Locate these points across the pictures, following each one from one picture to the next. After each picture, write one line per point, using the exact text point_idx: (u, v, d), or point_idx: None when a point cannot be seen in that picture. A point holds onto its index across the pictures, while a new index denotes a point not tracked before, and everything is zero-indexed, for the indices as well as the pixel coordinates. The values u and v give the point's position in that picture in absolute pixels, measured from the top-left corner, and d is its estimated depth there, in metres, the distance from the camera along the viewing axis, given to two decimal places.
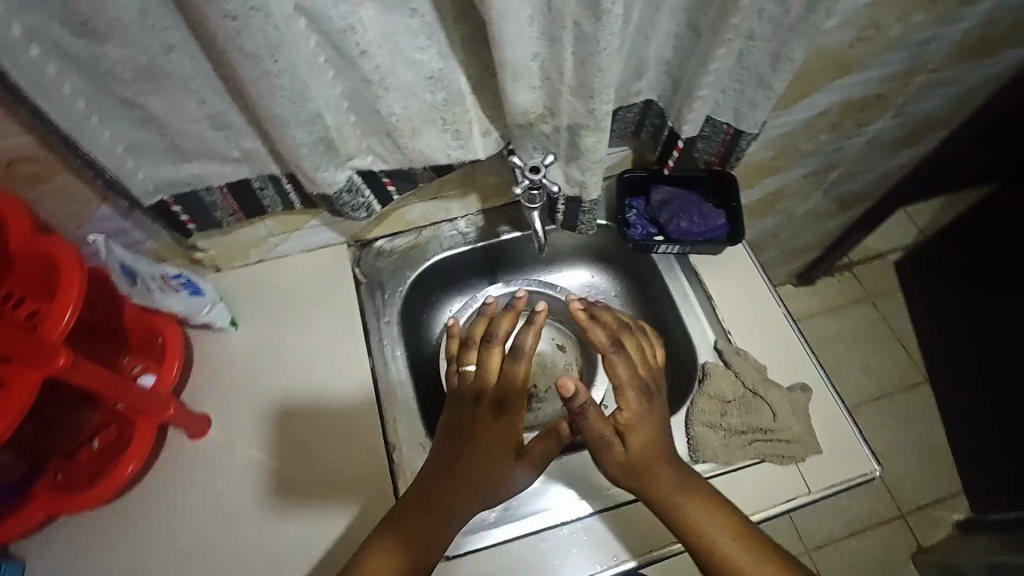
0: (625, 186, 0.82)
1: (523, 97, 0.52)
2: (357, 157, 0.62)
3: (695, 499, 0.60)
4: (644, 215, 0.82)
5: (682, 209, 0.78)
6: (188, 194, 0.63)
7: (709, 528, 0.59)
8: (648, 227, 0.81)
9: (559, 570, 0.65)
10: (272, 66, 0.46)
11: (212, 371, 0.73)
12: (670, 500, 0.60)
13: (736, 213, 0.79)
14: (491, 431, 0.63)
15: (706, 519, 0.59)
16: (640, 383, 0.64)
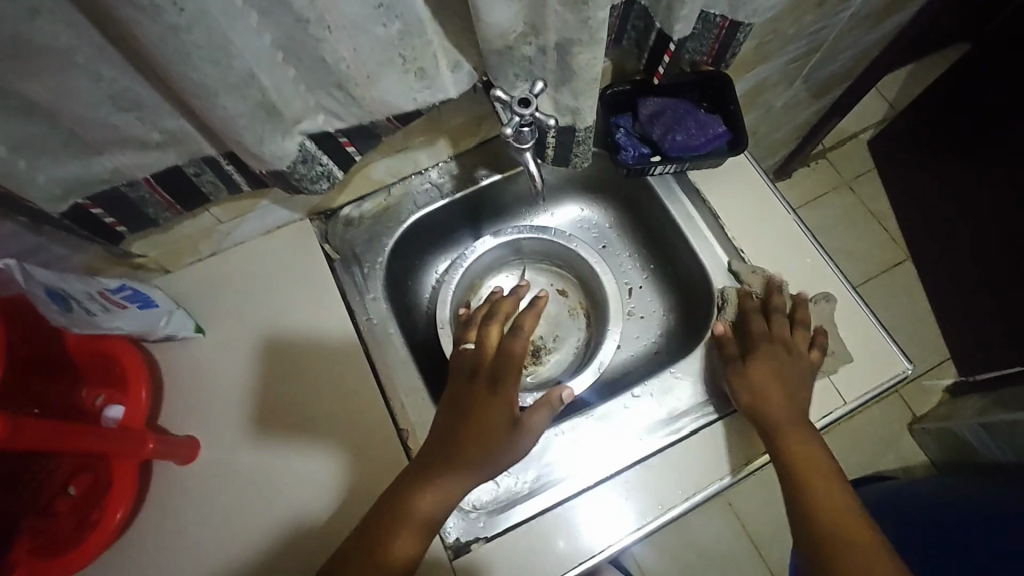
0: (607, 104, 0.73)
1: (500, 15, 0.42)
2: (306, 119, 0.52)
3: (818, 479, 0.56)
4: (634, 134, 0.72)
5: (677, 120, 0.69)
6: (108, 193, 0.52)
7: (826, 510, 0.54)
8: (640, 146, 0.72)
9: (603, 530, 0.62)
10: (178, 18, 0.35)
11: (186, 385, 0.64)
12: (805, 478, 0.56)
13: (734, 117, 0.71)
14: (486, 406, 0.59)
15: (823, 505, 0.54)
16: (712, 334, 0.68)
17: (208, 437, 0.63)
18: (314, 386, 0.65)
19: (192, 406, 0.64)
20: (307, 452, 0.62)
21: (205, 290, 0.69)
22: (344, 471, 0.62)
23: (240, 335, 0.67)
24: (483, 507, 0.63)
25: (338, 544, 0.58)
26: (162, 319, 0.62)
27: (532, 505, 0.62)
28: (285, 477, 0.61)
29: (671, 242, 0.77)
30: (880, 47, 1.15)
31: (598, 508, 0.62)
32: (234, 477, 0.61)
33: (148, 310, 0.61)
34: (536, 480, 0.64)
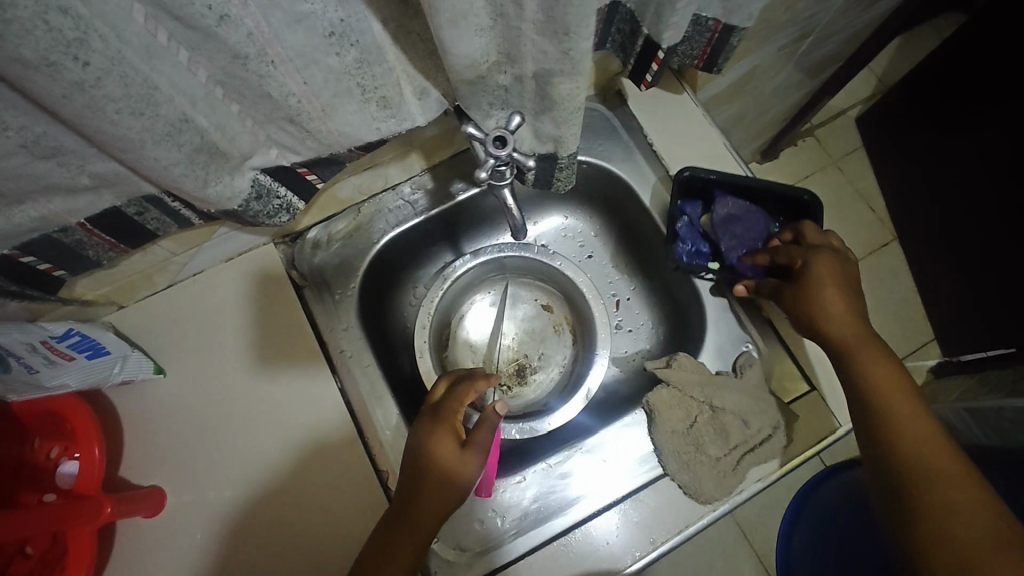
0: (683, 185, 0.68)
1: (468, 45, 0.37)
2: (256, 155, 0.46)
3: (921, 424, 0.48)
4: (696, 228, 0.69)
5: (749, 235, 0.67)
6: (39, 243, 0.47)
7: (951, 507, 0.43)
8: (699, 242, 0.68)
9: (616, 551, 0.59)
10: (81, 72, 0.30)
11: (148, 433, 0.60)
12: (887, 405, 0.50)
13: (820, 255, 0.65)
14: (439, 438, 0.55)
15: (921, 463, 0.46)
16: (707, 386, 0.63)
17: (173, 484, 0.59)
18: (286, 338, 0.64)
19: (152, 454, 0.60)
20: (295, 421, 0.61)
21: (162, 324, 0.64)
22: (324, 446, 0.60)
23: (203, 375, 0.62)
24: (470, 548, 0.60)
25: (344, 525, 0.58)
26: (116, 365, 0.57)
27: (518, 547, 0.59)
28: (286, 421, 0.61)
29: (660, 255, 0.74)
30: (875, 26, 1.10)
31: (613, 527, 0.59)
32: (230, 435, 0.61)
33: (99, 358, 0.56)
34: (523, 520, 0.61)
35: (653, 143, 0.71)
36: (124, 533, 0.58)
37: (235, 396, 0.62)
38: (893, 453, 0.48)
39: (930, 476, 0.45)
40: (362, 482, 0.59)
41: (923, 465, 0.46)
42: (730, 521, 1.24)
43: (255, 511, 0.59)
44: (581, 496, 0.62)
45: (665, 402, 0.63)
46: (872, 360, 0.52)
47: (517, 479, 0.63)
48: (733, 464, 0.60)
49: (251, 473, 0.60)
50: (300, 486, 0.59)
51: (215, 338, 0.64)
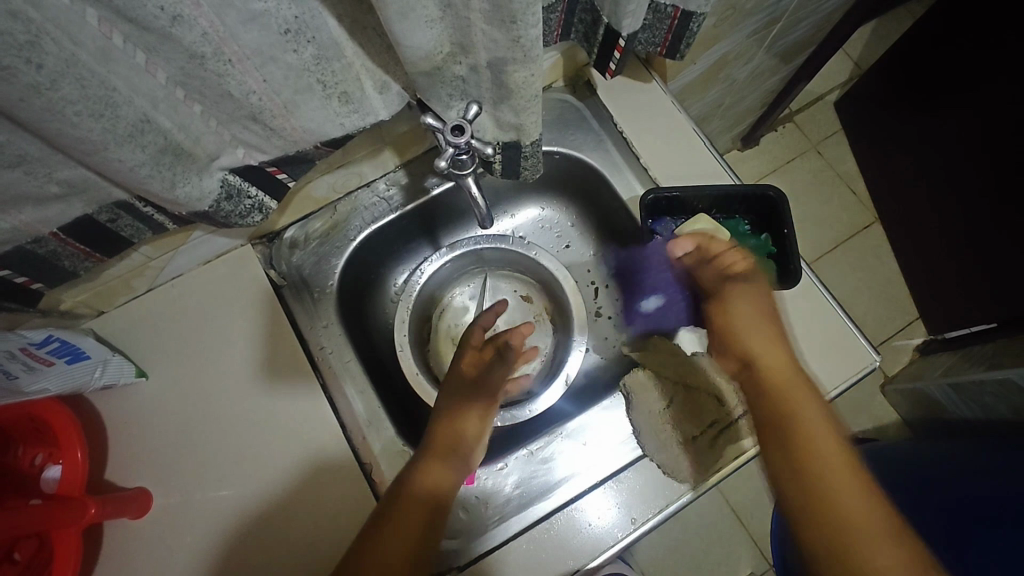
0: (649, 209, 0.68)
1: (420, 36, 0.38)
2: (223, 155, 0.47)
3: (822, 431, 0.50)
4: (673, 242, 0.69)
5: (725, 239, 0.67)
6: (13, 253, 0.47)
7: (848, 513, 0.47)
8: (679, 258, 0.69)
9: (596, 530, 0.60)
10: (36, 75, 0.31)
11: (131, 437, 0.61)
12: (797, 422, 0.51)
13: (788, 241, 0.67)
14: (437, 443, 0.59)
15: (848, 513, 0.46)
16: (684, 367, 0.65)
17: (159, 486, 0.60)
18: (266, 339, 0.65)
19: (137, 458, 0.61)
20: (275, 416, 0.62)
21: (143, 330, 0.64)
22: (305, 438, 0.61)
23: (186, 378, 0.63)
24: (455, 535, 0.61)
25: (330, 519, 0.59)
26: (96, 370, 0.58)
27: (500, 532, 0.60)
28: (268, 420, 0.62)
29: (633, 241, 0.75)
30: (844, 10, 1.12)
31: (592, 508, 0.60)
32: (213, 435, 0.61)
33: (80, 363, 0.57)
34: (506, 506, 0.62)
35: (623, 132, 0.72)
36: (111, 536, 0.58)
37: (217, 396, 0.63)
38: (810, 480, 0.49)
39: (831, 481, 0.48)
40: (344, 476, 0.60)
41: (850, 515, 0.46)
42: (721, 503, 1.26)
43: (241, 510, 0.59)
44: (563, 479, 0.63)
45: (646, 384, 0.65)
46: (802, 401, 0.52)
47: (498, 466, 0.64)
48: (708, 443, 0.61)
49: (237, 472, 0.60)
50: (283, 483, 0.60)
51: (196, 341, 0.64)
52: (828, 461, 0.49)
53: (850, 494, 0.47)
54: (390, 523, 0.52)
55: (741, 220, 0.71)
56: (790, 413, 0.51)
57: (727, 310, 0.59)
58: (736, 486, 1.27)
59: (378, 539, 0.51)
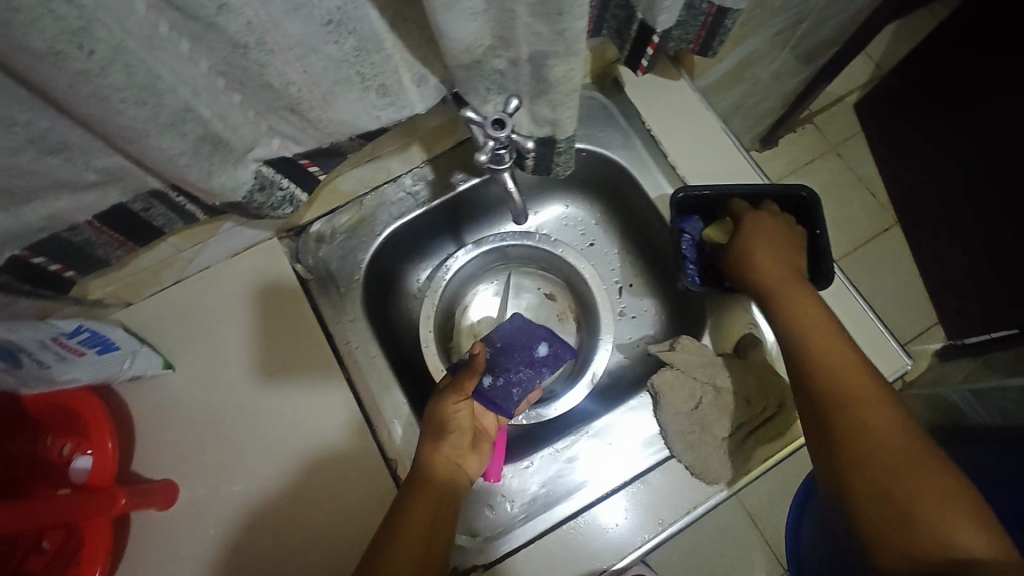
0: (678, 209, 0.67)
1: (463, 28, 0.38)
2: (259, 146, 0.47)
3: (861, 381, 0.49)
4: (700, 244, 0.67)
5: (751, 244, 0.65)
6: (49, 240, 0.47)
7: (896, 465, 0.44)
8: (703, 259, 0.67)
9: (623, 531, 0.59)
10: (87, 62, 0.30)
11: (158, 427, 0.61)
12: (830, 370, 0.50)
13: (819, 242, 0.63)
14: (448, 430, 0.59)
15: (875, 441, 0.46)
16: (714, 367, 0.63)
17: (185, 477, 0.60)
18: (293, 334, 0.64)
19: (163, 449, 0.61)
20: (299, 410, 0.62)
21: (169, 321, 0.64)
22: (330, 432, 0.61)
23: (212, 370, 0.63)
24: (481, 533, 0.61)
25: (355, 514, 0.59)
26: (124, 361, 0.58)
27: (526, 531, 0.60)
28: (292, 413, 0.62)
29: (660, 240, 0.74)
30: (870, 10, 1.10)
31: (619, 509, 0.60)
32: (238, 427, 0.61)
33: (109, 354, 0.57)
34: (532, 504, 0.62)
35: (651, 129, 0.71)
36: (137, 526, 0.58)
37: (243, 388, 0.63)
38: (850, 426, 0.47)
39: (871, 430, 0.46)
40: (369, 472, 0.60)
41: (876, 441, 0.46)
42: (737, 508, 1.25)
43: (265, 503, 0.59)
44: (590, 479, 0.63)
45: (675, 383, 0.63)
46: (831, 346, 0.52)
47: (525, 464, 0.64)
48: (736, 444, 0.61)
49: (262, 465, 0.60)
50: (307, 478, 0.60)
51: (222, 333, 0.64)
52: (857, 394, 0.48)
53: (876, 425, 0.46)
54: (413, 504, 0.52)
55: None
56: (819, 358, 0.51)
57: (745, 256, 0.60)
58: (752, 489, 1.26)
59: (404, 520, 0.50)
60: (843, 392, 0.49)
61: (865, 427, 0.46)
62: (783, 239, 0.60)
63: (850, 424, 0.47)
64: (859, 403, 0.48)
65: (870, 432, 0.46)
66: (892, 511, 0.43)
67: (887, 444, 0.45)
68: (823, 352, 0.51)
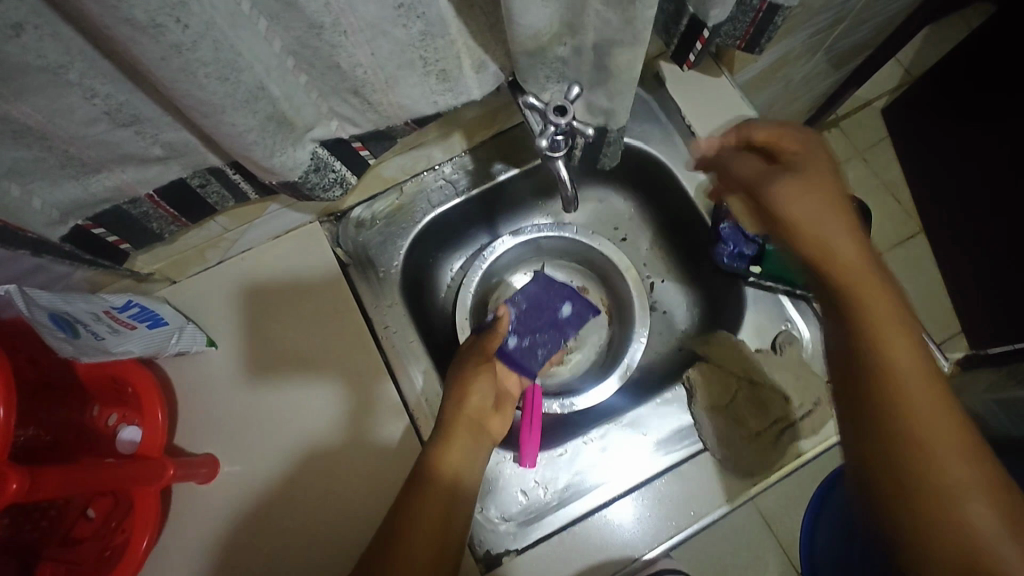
0: None
1: (534, 15, 0.39)
2: (318, 127, 0.47)
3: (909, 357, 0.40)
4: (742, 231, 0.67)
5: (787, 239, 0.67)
6: (110, 212, 0.49)
7: (932, 457, 0.38)
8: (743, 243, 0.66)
9: (654, 521, 0.60)
10: (181, 35, 0.31)
11: (201, 403, 0.62)
12: (878, 337, 0.41)
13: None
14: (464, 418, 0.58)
15: (936, 441, 0.38)
16: (750, 362, 0.64)
17: (226, 451, 0.61)
18: (332, 315, 0.65)
19: (205, 424, 0.62)
20: (337, 389, 0.63)
21: (211, 299, 0.65)
22: (366, 413, 0.62)
23: (253, 349, 0.64)
24: (513, 518, 0.61)
25: (391, 493, 0.60)
26: (173, 336, 0.59)
27: (560, 516, 0.61)
28: (330, 392, 0.63)
29: (695, 234, 0.74)
30: (907, 13, 1.10)
31: (651, 498, 0.61)
32: (278, 404, 0.62)
33: (158, 328, 0.58)
34: (565, 491, 0.63)
35: (691, 125, 0.71)
36: (180, 497, 0.60)
37: (286, 367, 0.64)
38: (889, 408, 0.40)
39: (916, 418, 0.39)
40: (405, 454, 0.61)
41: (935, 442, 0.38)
42: (752, 511, 1.24)
43: (305, 479, 0.60)
44: (621, 467, 0.63)
45: (711, 377, 0.64)
46: (896, 339, 0.40)
47: (558, 452, 0.65)
48: (772, 438, 0.61)
49: (299, 443, 0.61)
50: (345, 457, 0.61)
51: (263, 313, 0.65)
52: (896, 393, 0.39)
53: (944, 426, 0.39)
54: (421, 501, 0.51)
55: None
56: (885, 344, 0.40)
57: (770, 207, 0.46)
58: (768, 494, 1.25)
59: (413, 514, 0.50)
60: (886, 386, 0.40)
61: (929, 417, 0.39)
62: (832, 210, 0.44)
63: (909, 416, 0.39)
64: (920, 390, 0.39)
65: (926, 434, 0.39)
66: (927, 511, 0.38)
67: (951, 449, 0.38)
68: (881, 342, 0.41)
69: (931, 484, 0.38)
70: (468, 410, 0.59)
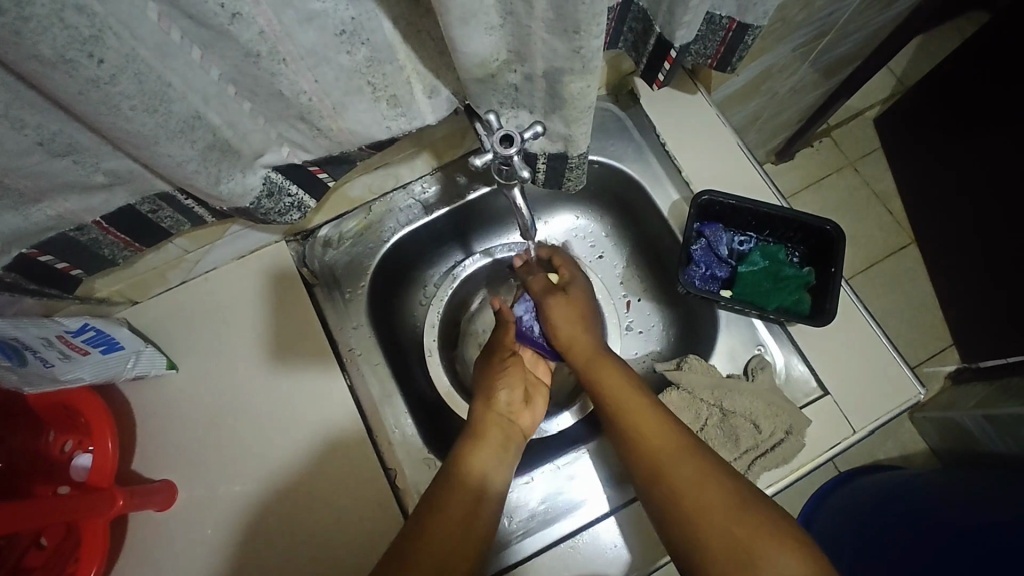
0: (701, 209, 0.67)
1: (478, 43, 0.37)
2: (268, 153, 0.46)
3: (641, 413, 0.56)
4: (711, 251, 0.69)
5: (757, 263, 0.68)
6: (55, 240, 0.47)
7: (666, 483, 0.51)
8: (715, 266, 0.69)
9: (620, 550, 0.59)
10: (96, 70, 0.30)
11: (160, 428, 0.61)
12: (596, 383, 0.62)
13: (832, 281, 0.63)
14: (485, 437, 0.59)
15: (677, 475, 0.50)
16: (723, 387, 0.62)
17: (184, 478, 0.60)
18: (293, 341, 0.64)
19: (164, 450, 0.61)
20: (297, 413, 0.62)
21: (176, 320, 0.64)
22: (330, 438, 0.61)
23: (216, 370, 0.63)
24: None
25: (352, 523, 0.58)
26: (128, 360, 0.58)
27: (525, 547, 0.60)
28: (291, 419, 0.62)
29: (669, 254, 0.73)
30: (895, 25, 1.08)
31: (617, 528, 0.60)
32: (241, 433, 0.61)
33: (113, 353, 0.57)
34: (531, 520, 0.62)
35: (665, 143, 0.70)
36: (134, 525, 0.58)
37: (250, 392, 0.63)
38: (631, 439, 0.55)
39: (648, 445, 0.54)
40: (369, 479, 0.60)
41: (678, 475, 0.50)
42: None
43: (262, 508, 0.59)
44: (590, 495, 0.62)
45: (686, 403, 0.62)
46: (619, 393, 0.59)
47: (525, 480, 0.63)
48: (742, 470, 0.60)
49: (259, 469, 0.60)
50: (307, 485, 0.60)
51: (225, 335, 0.64)
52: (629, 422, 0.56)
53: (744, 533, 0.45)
54: (446, 505, 0.52)
55: (785, 248, 0.69)
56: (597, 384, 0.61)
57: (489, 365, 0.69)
58: None
59: (441, 515, 0.50)
60: (672, 483, 0.50)
61: (717, 513, 0.47)
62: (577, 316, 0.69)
63: (652, 453, 0.53)
64: (710, 506, 0.48)
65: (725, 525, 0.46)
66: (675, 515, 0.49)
67: (711, 496, 0.48)
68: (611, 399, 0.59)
69: (701, 528, 0.47)
70: (493, 423, 0.62)
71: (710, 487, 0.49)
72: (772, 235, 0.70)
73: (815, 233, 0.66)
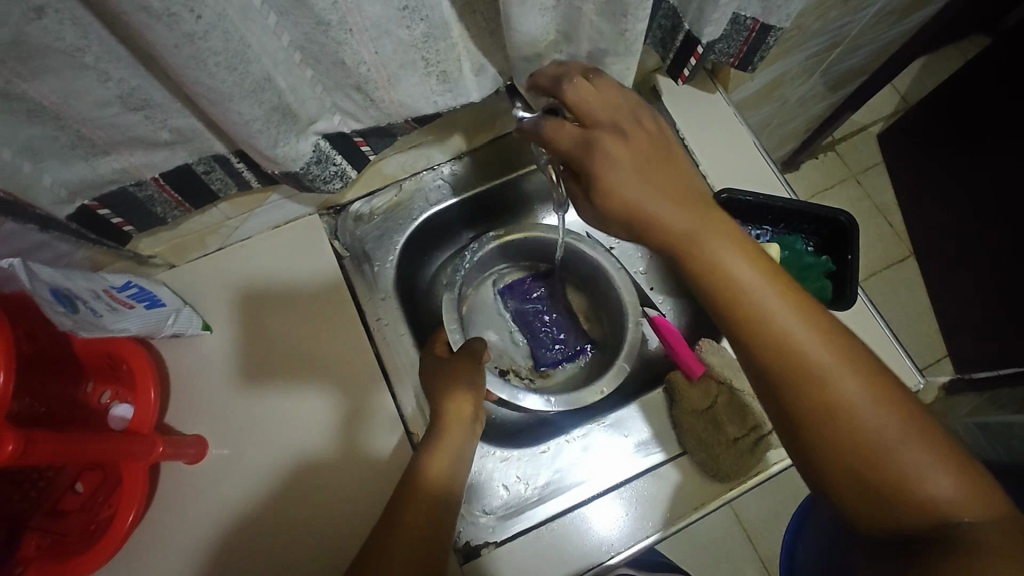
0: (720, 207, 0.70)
1: (532, 22, 0.41)
2: (321, 120, 0.50)
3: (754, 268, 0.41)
4: None
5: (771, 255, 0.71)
6: (115, 193, 0.50)
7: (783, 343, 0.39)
8: None
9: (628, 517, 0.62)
10: (194, 25, 0.33)
11: (194, 386, 0.64)
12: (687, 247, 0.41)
13: (849, 266, 0.67)
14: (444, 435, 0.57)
15: (797, 328, 0.39)
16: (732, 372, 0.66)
17: (215, 437, 0.62)
18: (320, 319, 0.67)
19: (194, 408, 0.63)
20: (318, 383, 0.64)
21: (208, 284, 0.67)
22: (348, 411, 0.63)
23: (248, 330, 0.66)
24: (494, 512, 0.63)
25: (374, 489, 0.61)
26: (169, 316, 0.60)
27: (538, 512, 0.62)
28: (316, 389, 0.64)
29: None
30: (905, 40, 1.12)
31: (626, 497, 0.62)
32: (268, 401, 0.64)
33: (155, 309, 0.60)
34: (545, 488, 0.65)
35: (683, 137, 0.73)
36: (166, 476, 0.61)
37: (276, 362, 0.65)
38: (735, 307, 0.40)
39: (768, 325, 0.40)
40: (380, 473, 0.61)
41: (806, 344, 0.39)
42: (732, 522, 1.23)
43: (289, 473, 0.61)
44: (599, 472, 0.65)
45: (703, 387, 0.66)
46: (719, 249, 0.41)
47: (541, 450, 0.67)
48: (749, 446, 0.62)
49: (285, 437, 0.63)
50: (331, 462, 0.62)
51: (258, 297, 0.67)
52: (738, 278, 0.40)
53: (920, 463, 0.36)
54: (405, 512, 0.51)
55: (800, 238, 0.72)
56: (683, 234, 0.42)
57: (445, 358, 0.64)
58: (751, 506, 1.24)
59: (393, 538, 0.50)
60: (799, 357, 0.39)
61: (854, 424, 0.38)
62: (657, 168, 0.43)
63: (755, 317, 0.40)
64: (835, 393, 0.38)
65: (877, 435, 0.37)
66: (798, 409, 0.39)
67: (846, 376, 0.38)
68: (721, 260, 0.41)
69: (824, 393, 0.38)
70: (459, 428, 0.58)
71: (813, 326, 0.39)
72: (787, 228, 0.73)
73: (829, 222, 0.69)
